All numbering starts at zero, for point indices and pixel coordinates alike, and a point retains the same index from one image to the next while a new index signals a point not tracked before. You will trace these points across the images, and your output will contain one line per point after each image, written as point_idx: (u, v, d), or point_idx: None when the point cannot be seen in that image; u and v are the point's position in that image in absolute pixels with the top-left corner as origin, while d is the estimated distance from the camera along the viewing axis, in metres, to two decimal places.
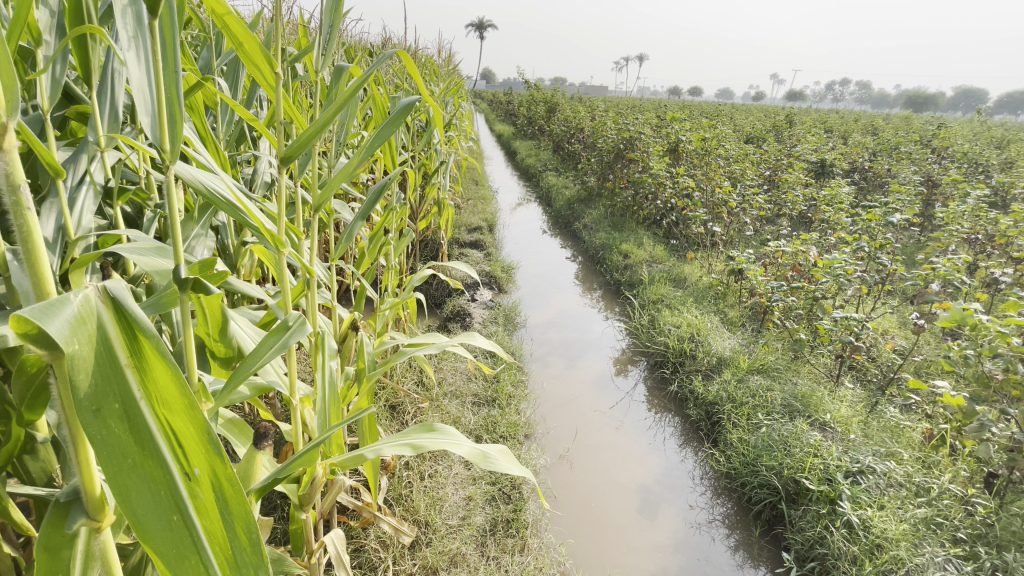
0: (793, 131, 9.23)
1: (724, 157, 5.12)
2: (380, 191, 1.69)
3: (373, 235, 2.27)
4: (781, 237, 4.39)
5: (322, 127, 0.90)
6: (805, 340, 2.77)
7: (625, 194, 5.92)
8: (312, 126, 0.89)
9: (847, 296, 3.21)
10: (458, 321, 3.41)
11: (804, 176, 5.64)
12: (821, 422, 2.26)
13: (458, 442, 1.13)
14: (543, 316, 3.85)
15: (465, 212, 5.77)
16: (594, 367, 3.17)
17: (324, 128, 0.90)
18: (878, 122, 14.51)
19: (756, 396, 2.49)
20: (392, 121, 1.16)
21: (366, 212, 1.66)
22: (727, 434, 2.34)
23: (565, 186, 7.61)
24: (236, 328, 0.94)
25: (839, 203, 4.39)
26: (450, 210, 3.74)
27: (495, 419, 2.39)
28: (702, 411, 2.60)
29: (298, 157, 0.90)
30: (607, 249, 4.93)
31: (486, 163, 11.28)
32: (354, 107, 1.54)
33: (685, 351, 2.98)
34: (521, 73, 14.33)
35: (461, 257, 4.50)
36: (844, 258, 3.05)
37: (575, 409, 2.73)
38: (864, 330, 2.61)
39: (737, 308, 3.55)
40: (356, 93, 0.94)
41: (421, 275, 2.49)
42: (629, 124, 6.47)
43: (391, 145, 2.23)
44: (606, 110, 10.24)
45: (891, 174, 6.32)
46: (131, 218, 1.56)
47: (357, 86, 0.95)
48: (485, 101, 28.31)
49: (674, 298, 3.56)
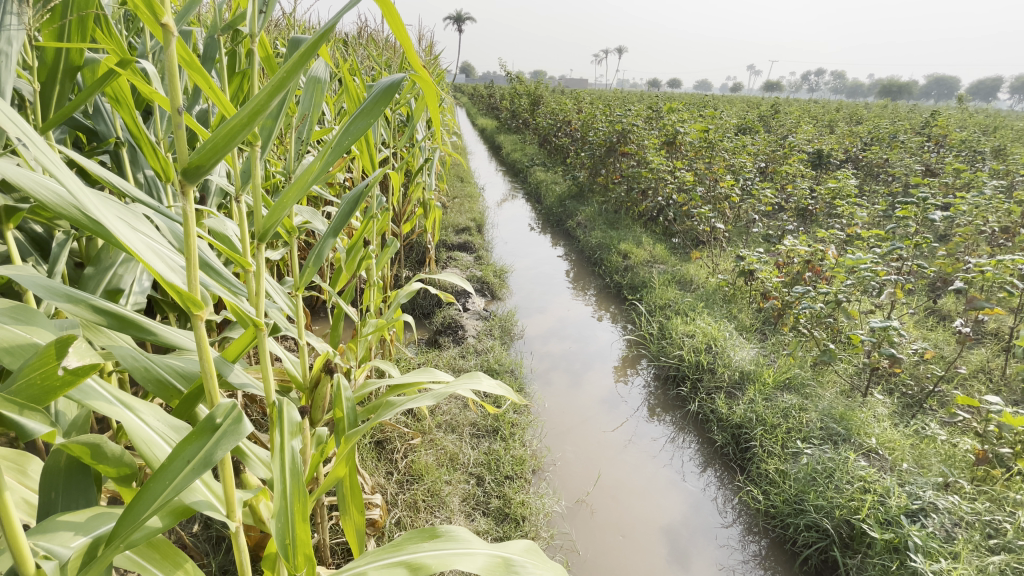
0: (782, 120, 9.06)
1: (725, 149, 4.87)
2: (357, 198, 1.33)
3: (351, 249, 1.94)
4: (788, 233, 4.15)
5: (250, 116, 0.57)
6: (835, 350, 2.52)
7: (619, 190, 5.66)
8: (240, 113, 0.57)
9: (872, 299, 2.97)
10: (450, 335, 3.10)
11: (803, 168, 5.43)
12: (867, 449, 2.03)
13: (471, 551, 0.83)
14: (541, 325, 3.56)
15: (452, 211, 5.45)
16: (601, 382, 2.89)
17: (261, 114, 0.58)
18: (861, 109, 14.47)
19: (789, 418, 2.23)
20: (368, 109, 0.84)
21: (341, 227, 1.29)
22: (762, 465, 2.09)
23: (553, 182, 7.30)
24: (142, 431, 0.64)
25: (848, 196, 4.18)
26: (437, 212, 3.43)
27: (497, 454, 2.09)
28: (729, 434, 2.32)
29: (215, 165, 0.57)
30: (603, 249, 4.65)
31: (469, 158, 10.92)
32: (319, 94, 1.21)
33: (702, 364, 2.71)
34: (503, 63, 13.95)
35: (449, 261, 4.19)
36: (870, 257, 2.81)
37: (585, 434, 2.45)
38: (903, 340, 2.37)
39: (749, 312, 3.30)
40: (305, 61, 0.61)
41: (409, 292, 2.18)
42: (621, 116, 6.19)
43: (369, 142, 1.89)
44: (591, 101, 9.95)
45: (889, 165, 6.16)
46: (39, 238, 1.22)
47: (308, 52, 0.62)
48: (464, 96, 27.90)
49: (682, 303, 3.29)
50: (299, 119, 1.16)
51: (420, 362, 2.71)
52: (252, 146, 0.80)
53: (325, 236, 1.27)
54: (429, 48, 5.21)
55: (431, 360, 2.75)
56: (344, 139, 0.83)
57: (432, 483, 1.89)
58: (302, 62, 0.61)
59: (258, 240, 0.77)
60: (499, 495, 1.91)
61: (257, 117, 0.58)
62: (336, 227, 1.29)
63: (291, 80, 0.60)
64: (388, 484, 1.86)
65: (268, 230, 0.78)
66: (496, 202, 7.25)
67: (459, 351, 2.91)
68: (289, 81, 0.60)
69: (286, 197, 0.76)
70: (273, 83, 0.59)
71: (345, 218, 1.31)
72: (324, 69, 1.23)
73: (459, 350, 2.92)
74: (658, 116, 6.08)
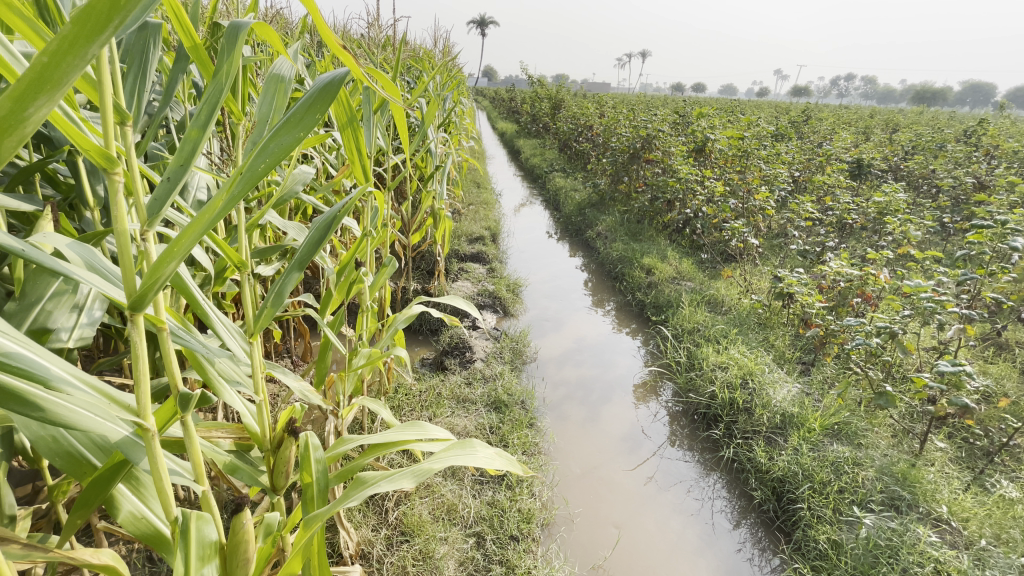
0: (815, 127, 8.63)
1: (761, 158, 4.54)
2: (331, 220, 1.10)
3: (342, 273, 1.71)
4: (828, 250, 3.81)
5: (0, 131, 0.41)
6: (892, 394, 2.20)
7: (642, 199, 5.36)
8: None
9: (930, 331, 2.64)
10: (456, 356, 2.85)
11: (843, 180, 5.06)
12: (935, 518, 1.74)
13: None
14: (556, 346, 3.29)
15: (466, 219, 5.23)
16: (620, 415, 2.62)
17: (16, 130, 0.42)
18: (897, 117, 13.84)
19: (842, 474, 1.93)
20: (292, 119, 0.63)
21: (308, 256, 1.05)
22: (810, 532, 1.80)
23: (574, 189, 7.01)
24: None
25: (896, 212, 3.82)
26: (448, 223, 3.21)
27: (501, 507, 1.83)
28: (769, 489, 2.03)
29: None
30: (625, 263, 4.36)
31: (487, 163, 10.71)
32: (281, 96, 0.98)
33: (737, 403, 2.41)
34: (524, 66, 13.73)
35: (461, 274, 3.97)
36: (931, 285, 2.48)
37: (602, 479, 2.18)
38: (976, 387, 2.04)
39: (787, 340, 2.98)
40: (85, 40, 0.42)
41: (407, 317, 1.94)
42: (646, 122, 5.89)
43: (362, 151, 1.59)
44: (615, 105, 9.65)
45: (935, 177, 5.73)
46: None
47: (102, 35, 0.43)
48: (486, 100, 28.00)
49: (712, 328, 3.00)
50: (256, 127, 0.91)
51: (422, 389, 2.47)
52: (108, 171, 0.56)
53: (289, 269, 1.03)
54: (447, 50, 5.02)
55: (434, 387, 2.51)
56: (263, 157, 0.61)
57: (424, 543, 1.63)
58: (85, 43, 0.43)
59: (130, 312, 0.54)
60: (501, 561, 1.65)
61: (12, 134, 0.42)
62: (302, 258, 1.05)
63: (67, 72, 0.42)
64: (374, 542, 1.61)
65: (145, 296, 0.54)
66: (513, 208, 7.01)
67: (466, 377, 2.66)
68: (61, 74, 0.42)
69: (172, 250, 0.54)
70: (30, 79, 0.41)
71: (316, 245, 1.07)
72: (290, 68, 1.01)
73: (464, 376, 2.67)
74: (685, 123, 5.77)
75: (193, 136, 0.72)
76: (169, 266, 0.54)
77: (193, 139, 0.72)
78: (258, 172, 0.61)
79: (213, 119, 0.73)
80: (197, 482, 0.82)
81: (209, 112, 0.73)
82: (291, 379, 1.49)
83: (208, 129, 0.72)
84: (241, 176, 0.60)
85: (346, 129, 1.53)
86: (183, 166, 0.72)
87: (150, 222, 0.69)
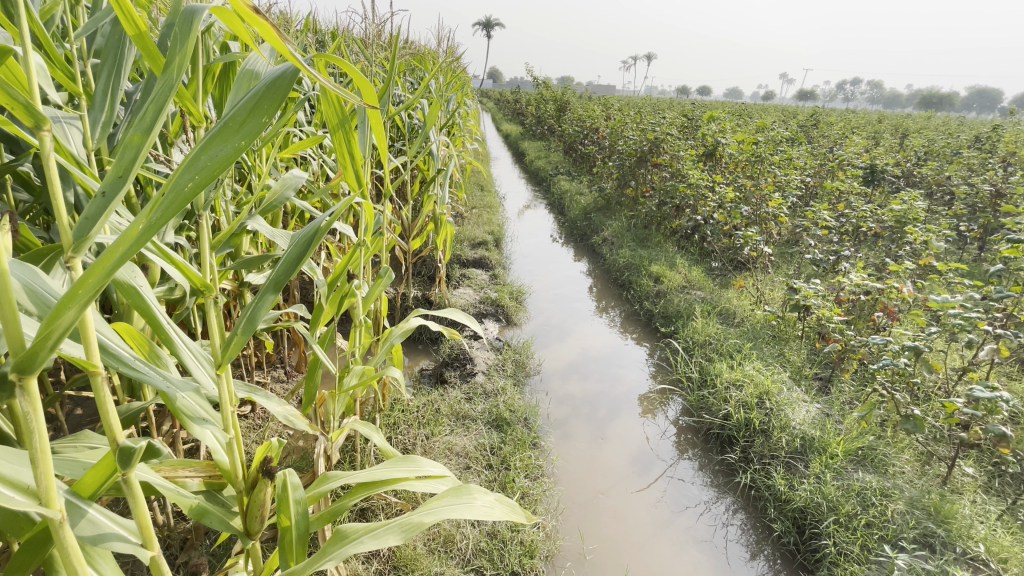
0: (825, 131, 8.46)
1: (774, 163, 4.41)
2: (312, 233, 0.98)
3: (332, 285, 1.60)
4: (844, 260, 3.67)
5: None
6: (920, 418, 2.06)
7: (649, 204, 5.24)
8: None
9: (957, 349, 2.50)
10: (456, 369, 2.72)
11: (856, 187, 4.91)
12: (970, 558, 1.61)
13: None
14: (561, 357, 3.16)
15: (468, 223, 5.11)
16: (628, 433, 2.49)
17: None
18: (908, 121, 13.64)
19: (869, 507, 1.81)
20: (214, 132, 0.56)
21: (285, 275, 0.94)
22: (837, 570, 1.66)
23: (579, 193, 6.88)
24: None
25: (915, 222, 3.68)
26: (450, 227, 3.11)
27: (502, 539, 1.70)
28: (789, 521, 1.90)
29: None
30: (632, 270, 4.24)
31: (492, 165, 10.59)
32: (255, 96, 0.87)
33: (754, 424, 2.27)
34: (530, 68, 13.62)
35: (462, 280, 3.85)
36: (961, 301, 2.34)
37: (609, 504, 2.05)
38: (1013, 414, 1.91)
39: (803, 355, 2.85)
40: None
41: (403, 330, 1.82)
42: (654, 125, 5.77)
43: (354, 156, 1.47)
44: (621, 108, 9.51)
45: (950, 184, 5.57)
46: None
47: None
48: (490, 102, 27.95)
49: (724, 342, 2.87)
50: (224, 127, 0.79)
51: (420, 405, 2.34)
52: None
53: (264, 290, 0.92)
54: (452, 51, 4.91)
55: (433, 402, 2.38)
56: (190, 174, 0.55)
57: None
58: None
59: (20, 375, 0.48)
60: None
61: None
62: (278, 277, 0.93)
63: None
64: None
65: (40, 354, 0.49)
66: (516, 211, 6.89)
67: (466, 392, 2.53)
68: None
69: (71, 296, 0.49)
70: None
71: (294, 262, 0.95)
72: (266, 64, 0.91)
73: (464, 390, 2.54)
74: (694, 126, 5.64)
75: (134, 141, 0.61)
76: (65, 317, 0.49)
77: (134, 145, 0.61)
78: (185, 191, 0.55)
79: (159, 122, 0.61)
80: (147, 548, 0.71)
81: (154, 114, 0.62)
82: (273, 405, 1.38)
83: (153, 135, 0.61)
84: (163, 199, 0.54)
85: (338, 132, 1.41)
86: (120, 177, 0.60)
87: (77, 247, 0.58)
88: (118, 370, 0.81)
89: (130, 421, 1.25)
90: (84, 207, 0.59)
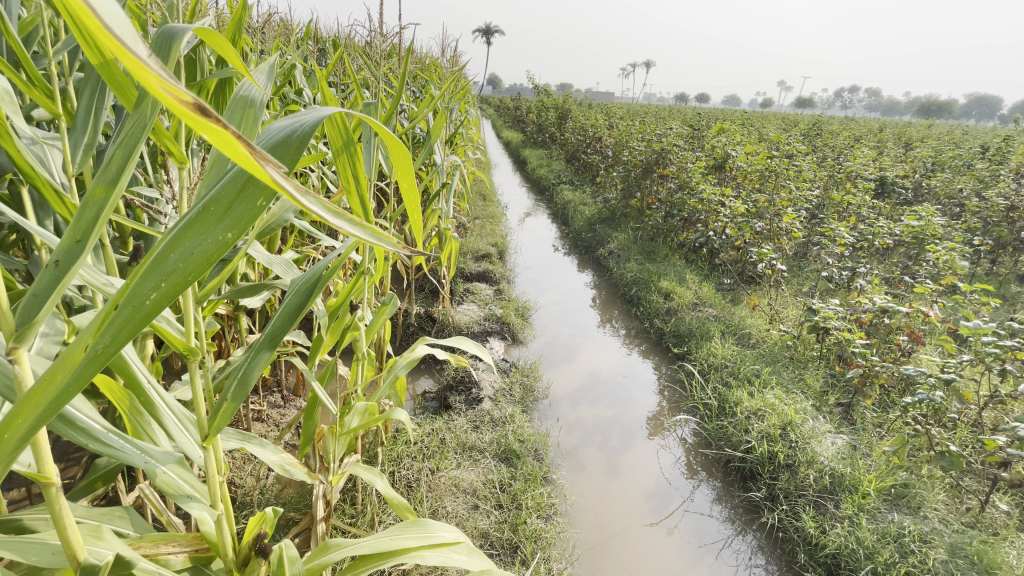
0: (830, 140, 8.38)
1: (786, 177, 4.30)
2: (314, 280, 0.88)
3: (334, 315, 1.48)
4: (861, 277, 3.56)
5: None
6: (957, 455, 1.94)
7: (656, 216, 5.13)
8: None
9: (987, 377, 2.39)
10: (461, 394, 2.60)
11: (868, 201, 4.81)
12: None
13: None
14: (570, 378, 3.04)
15: (471, 234, 5.00)
16: (642, 463, 2.38)
17: None
18: (910, 129, 13.60)
19: (910, 557, 1.74)
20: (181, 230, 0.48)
21: (281, 331, 0.82)
22: None
23: (583, 203, 6.77)
24: None
25: (933, 238, 3.58)
26: (455, 244, 3.01)
27: None
28: (821, 568, 1.80)
29: None
30: (640, 285, 4.12)
31: (492, 173, 10.49)
32: (248, 125, 0.77)
33: (778, 459, 2.18)
34: (531, 76, 13.64)
35: (466, 296, 3.74)
36: (995, 327, 2.23)
37: (625, 543, 1.93)
38: None
39: (822, 381, 2.73)
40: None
41: (409, 362, 1.71)
42: (660, 135, 5.67)
43: (359, 180, 1.34)
44: (623, 116, 9.44)
45: (962, 196, 5.48)
46: None
47: None
48: (490, 108, 28.03)
49: (741, 367, 2.76)
50: (213, 168, 0.67)
51: (424, 435, 2.22)
52: None
53: (258, 348, 0.80)
54: (456, 60, 4.83)
55: (438, 432, 2.26)
56: (156, 283, 0.47)
57: None
58: None
59: None
60: None
61: None
62: (274, 332, 0.81)
63: None
64: None
65: None
66: (518, 220, 6.78)
67: (472, 420, 2.41)
68: None
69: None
70: None
71: (291, 315, 0.84)
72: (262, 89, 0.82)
73: (470, 417, 2.42)
74: (701, 137, 5.55)
75: (98, 195, 0.50)
76: None
77: (97, 200, 0.50)
78: (147, 303, 0.48)
79: (128, 174, 0.51)
80: None
81: (123, 162, 0.51)
82: (268, 454, 1.27)
83: (120, 188, 0.50)
84: (118, 315, 0.46)
85: (342, 155, 1.30)
86: (78, 241, 0.50)
87: (22, 335, 0.47)
88: (88, 447, 0.70)
89: (111, 475, 1.13)
90: (33, 281, 0.48)
